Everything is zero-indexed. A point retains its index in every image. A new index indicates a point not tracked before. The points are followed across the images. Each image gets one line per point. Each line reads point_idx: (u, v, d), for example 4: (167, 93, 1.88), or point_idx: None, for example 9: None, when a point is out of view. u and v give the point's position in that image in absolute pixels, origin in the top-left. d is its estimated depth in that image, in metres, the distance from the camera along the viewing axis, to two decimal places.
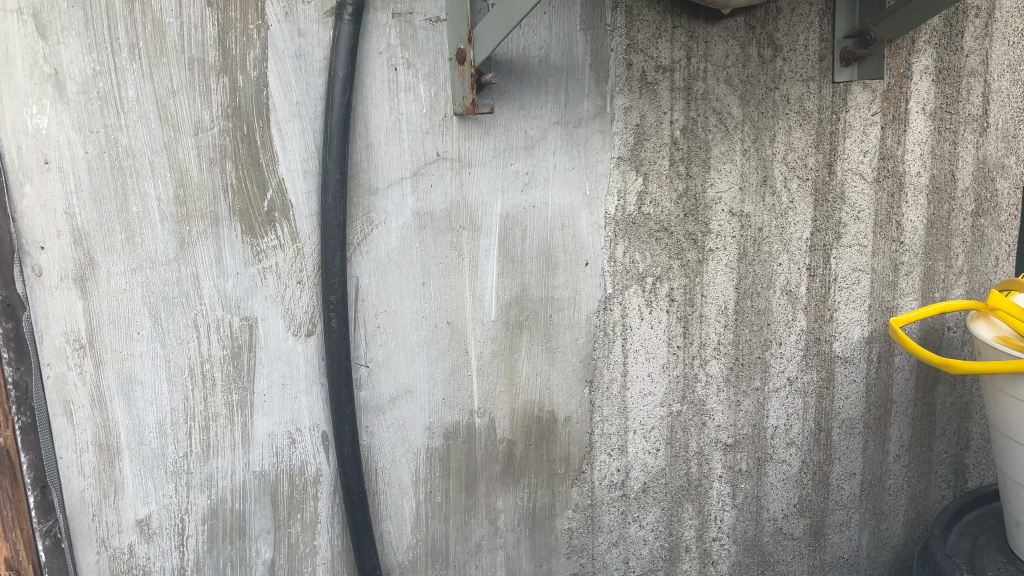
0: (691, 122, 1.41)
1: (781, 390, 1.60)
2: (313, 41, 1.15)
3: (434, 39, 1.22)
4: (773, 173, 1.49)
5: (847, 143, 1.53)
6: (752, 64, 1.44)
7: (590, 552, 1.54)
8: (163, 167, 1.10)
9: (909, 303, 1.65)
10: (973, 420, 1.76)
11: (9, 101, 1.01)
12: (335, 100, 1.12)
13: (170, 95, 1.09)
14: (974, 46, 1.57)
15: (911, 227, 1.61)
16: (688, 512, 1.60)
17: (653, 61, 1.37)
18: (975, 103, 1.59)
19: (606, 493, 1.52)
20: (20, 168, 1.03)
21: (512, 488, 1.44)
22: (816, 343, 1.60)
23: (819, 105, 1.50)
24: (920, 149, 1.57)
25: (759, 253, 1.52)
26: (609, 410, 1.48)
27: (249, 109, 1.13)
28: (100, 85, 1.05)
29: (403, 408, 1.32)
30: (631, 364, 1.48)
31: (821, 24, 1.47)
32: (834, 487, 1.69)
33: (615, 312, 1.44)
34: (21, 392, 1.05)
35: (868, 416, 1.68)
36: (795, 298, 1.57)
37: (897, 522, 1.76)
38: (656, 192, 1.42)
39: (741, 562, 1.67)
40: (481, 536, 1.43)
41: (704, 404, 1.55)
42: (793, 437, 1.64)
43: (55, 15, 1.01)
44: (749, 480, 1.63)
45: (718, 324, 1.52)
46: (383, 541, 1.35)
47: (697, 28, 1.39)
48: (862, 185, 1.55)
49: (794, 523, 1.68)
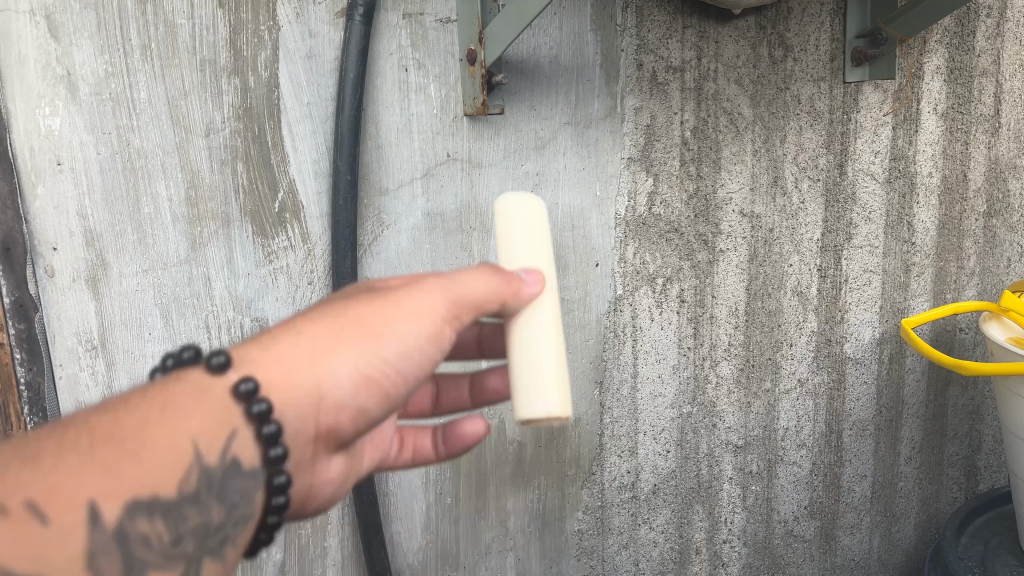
0: (702, 122, 1.41)
1: (792, 392, 1.59)
2: (324, 42, 1.15)
3: (445, 39, 1.22)
4: (783, 173, 1.48)
5: (858, 143, 1.52)
6: (763, 64, 1.43)
7: (600, 554, 1.53)
8: (175, 169, 1.10)
9: (921, 305, 1.64)
10: (985, 422, 1.74)
11: (22, 102, 1.02)
12: (347, 100, 1.11)
13: (182, 96, 1.09)
14: (985, 46, 1.56)
15: (923, 228, 1.59)
16: (698, 514, 1.59)
17: (664, 61, 1.36)
18: (986, 103, 1.58)
19: (616, 494, 1.51)
20: (33, 169, 1.04)
21: (522, 490, 1.43)
22: (827, 344, 1.59)
23: (830, 105, 1.49)
24: (932, 149, 1.56)
25: (770, 254, 1.51)
26: (618, 412, 1.48)
27: (260, 109, 1.13)
28: (113, 86, 1.05)
29: None
30: (641, 366, 1.47)
31: (832, 24, 1.46)
32: (845, 489, 1.68)
33: (625, 313, 1.43)
34: (32, 393, 1.08)
35: (879, 418, 1.66)
36: (806, 299, 1.56)
37: (908, 524, 1.75)
38: (666, 192, 1.41)
39: (751, 564, 1.66)
40: (491, 537, 1.43)
41: (714, 406, 1.55)
42: (805, 438, 1.63)
43: (68, 16, 1.02)
44: (760, 482, 1.62)
45: (728, 325, 1.52)
46: (393, 542, 1.35)
47: (708, 29, 1.38)
48: (873, 186, 1.54)
49: (804, 525, 1.67)
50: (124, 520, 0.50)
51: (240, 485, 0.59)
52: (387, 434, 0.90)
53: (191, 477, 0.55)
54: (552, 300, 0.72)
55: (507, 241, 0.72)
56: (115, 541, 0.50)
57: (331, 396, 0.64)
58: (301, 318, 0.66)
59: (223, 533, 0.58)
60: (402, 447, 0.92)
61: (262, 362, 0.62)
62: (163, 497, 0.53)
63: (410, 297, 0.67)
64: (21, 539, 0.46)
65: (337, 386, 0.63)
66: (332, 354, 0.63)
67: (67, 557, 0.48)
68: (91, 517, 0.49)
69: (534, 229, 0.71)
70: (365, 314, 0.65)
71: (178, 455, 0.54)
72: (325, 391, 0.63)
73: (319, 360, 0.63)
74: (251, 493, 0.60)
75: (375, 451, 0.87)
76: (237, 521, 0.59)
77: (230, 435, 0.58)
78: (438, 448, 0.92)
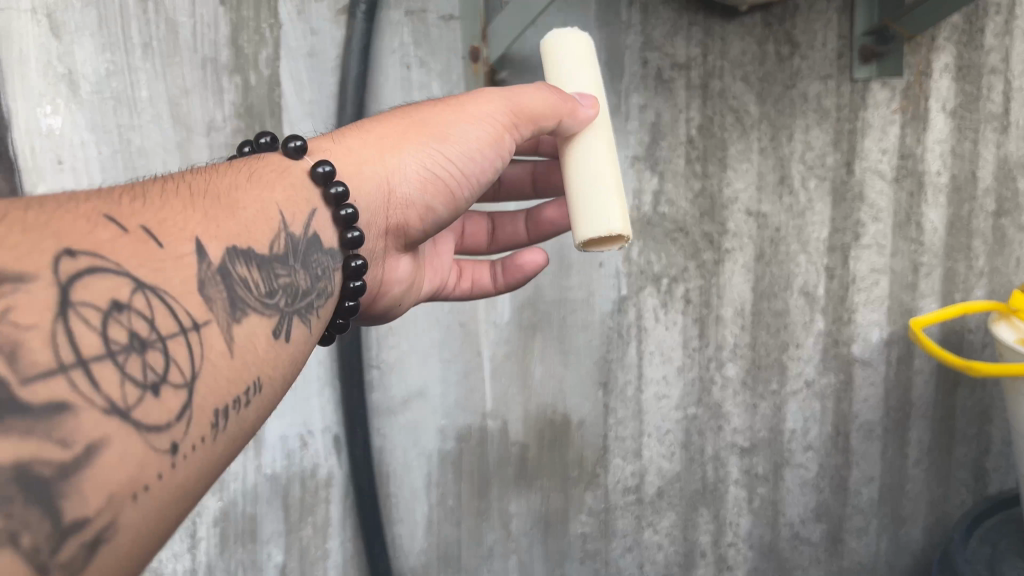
0: (707, 121, 1.39)
1: (799, 394, 1.58)
2: (326, 39, 1.14)
3: (447, 36, 1.20)
4: (790, 173, 1.46)
5: (866, 142, 1.49)
6: (769, 62, 1.41)
7: (604, 557, 1.52)
8: (176, 168, 1.09)
9: (929, 305, 1.61)
10: (996, 424, 1.70)
11: (23, 101, 1.01)
12: (349, 98, 1.12)
13: (183, 95, 1.08)
14: (995, 43, 1.53)
15: (931, 228, 1.57)
16: (703, 517, 1.57)
17: (670, 59, 1.35)
18: (995, 101, 1.55)
19: (620, 497, 1.50)
20: (33, 168, 1.03)
21: (525, 492, 1.42)
22: (834, 345, 1.58)
23: (838, 103, 1.47)
24: (941, 148, 1.54)
25: (776, 254, 1.49)
26: (623, 413, 1.46)
27: (261, 108, 1.12)
28: (114, 85, 1.04)
29: (415, 409, 1.30)
30: (646, 367, 1.46)
31: (839, 21, 1.43)
32: (852, 492, 1.66)
33: (629, 314, 1.42)
34: None
35: (887, 420, 1.64)
36: (813, 300, 1.54)
37: (917, 528, 1.72)
38: (671, 191, 1.40)
39: (757, 567, 1.64)
40: (493, 540, 1.42)
41: (719, 408, 1.53)
42: (812, 440, 1.61)
43: (69, 15, 1.01)
44: (766, 485, 1.60)
45: (734, 326, 1.50)
46: (395, 544, 1.34)
47: (714, 26, 1.37)
48: (881, 185, 1.52)
49: (811, 528, 1.65)
50: (227, 259, 0.52)
51: (320, 259, 0.65)
52: (446, 262, 1.06)
53: (280, 237, 0.60)
54: (601, 125, 0.87)
55: (557, 66, 0.90)
56: (217, 276, 0.51)
57: (399, 182, 0.78)
58: (373, 124, 0.81)
59: (307, 298, 0.61)
60: (461, 277, 1.08)
61: (343, 148, 0.76)
62: (258, 249, 0.56)
63: (466, 106, 0.82)
64: (142, 252, 0.46)
65: (405, 177, 0.78)
66: (401, 148, 0.78)
67: (180, 283, 0.48)
68: (198, 249, 0.51)
69: (579, 68, 0.89)
70: (429, 121, 0.80)
71: (263, 216, 0.60)
72: (394, 182, 0.78)
73: (387, 153, 0.78)
74: (332, 265, 0.67)
75: (435, 276, 1.04)
76: (318, 292, 0.64)
77: (311, 212, 0.66)
78: (496, 280, 1.09)
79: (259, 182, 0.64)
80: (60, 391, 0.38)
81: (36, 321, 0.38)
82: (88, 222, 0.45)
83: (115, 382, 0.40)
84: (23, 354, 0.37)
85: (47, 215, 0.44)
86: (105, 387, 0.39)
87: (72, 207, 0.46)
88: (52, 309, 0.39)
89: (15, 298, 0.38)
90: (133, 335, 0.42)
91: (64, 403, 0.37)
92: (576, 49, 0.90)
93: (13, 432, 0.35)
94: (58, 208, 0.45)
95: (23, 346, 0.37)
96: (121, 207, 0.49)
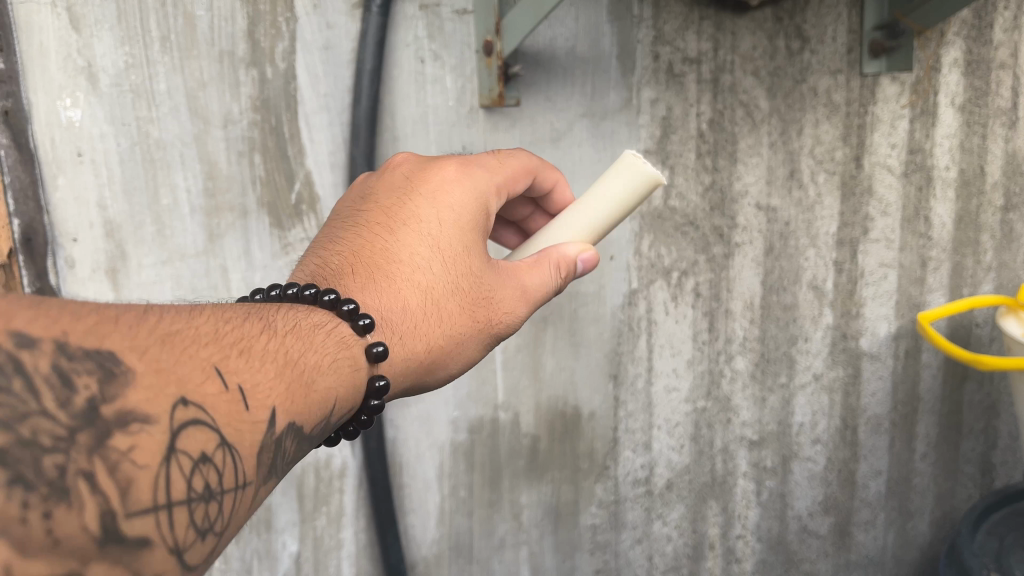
0: (718, 114, 1.40)
1: (807, 387, 1.59)
2: (341, 33, 1.15)
3: (461, 31, 1.21)
4: (799, 166, 1.47)
5: (875, 136, 1.49)
6: (779, 57, 1.42)
7: (613, 549, 1.53)
8: (193, 160, 1.11)
9: (937, 299, 1.62)
10: (1003, 419, 1.71)
11: (43, 94, 1.02)
12: (364, 92, 1.13)
13: (200, 88, 1.09)
14: (1004, 38, 1.53)
15: (940, 222, 1.58)
16: (712, 509, 1.60)
17: (680, 53, 1.36)
18: (1004, 96, 1.55)
19: (630, 489, 1.52)
20: (54, 160, 1.04)
21: (536, 483, 1.43)
22: (842, 339, 1.58)
23: (847, 97, 1.47)
24: (949, 142, 1.54)
25: (785, 248, 1.50)
26: (632, 406, 1.47)
27: (277, 101, 1.13)
28: (132, 78, 1.05)
29: (428, 402, 1.31)
30: (656, 360, 1.47)
31: (848, 16, 1.44)
32: (859, 486, 1.67)
33: (640, 306, 1.43)
34: None
35: (895, 414, 1.65)
36: (822, 293, 1.54)
37: (923, 521, 1.73)
38: (682, 184, 1.41)
39: (764, 560, 1.66)
40: (505, 531, 1.43)
41: (728, 401, 1.55)
42: (820, 433, 1.62)
43: (88, 8, 1.01)
44: (774, 478, 1.62)
45: (743, 319, 1.51)
46: (407, 535, 1.35)
47: (724, 20, 1.37)
48: (890, 179, 1.52)
49: (819, 521, 1.67)
50: (291, 433, 0.49)
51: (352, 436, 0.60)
52: None
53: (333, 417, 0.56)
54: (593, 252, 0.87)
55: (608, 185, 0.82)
56: (280, 444, 0.48)
57: (434, 386, 0.74)
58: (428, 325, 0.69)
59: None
60: None
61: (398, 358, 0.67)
62: (314, 427, 0.53)
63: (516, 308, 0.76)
64: (233, 413, 0.44)
65: (442, 379, 0.73)
66: (450, 354, 0.71)
67: (255, 447, 0.46)
68: (276, 418, 0.48)
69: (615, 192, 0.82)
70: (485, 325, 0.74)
71: (326, 396, 0.55)
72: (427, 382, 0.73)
73: (438, 364, 0.70)
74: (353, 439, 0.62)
75: None
76: None
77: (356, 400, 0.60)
78: None
79: (338, 361, 0.58)
80: (144, 527, 0.38)
81: (148, 461, 0.38)
82: (203, 368, 0.44)
83: (185, 526, 0.40)
84: (134, 490, 0.37)
85: (175, 354, 0.43)
86: (179, 531, 0.40)
87: (192, 346, 0.44)
88: (161, 453, 0.39)
89: (138, 436, 0.38)
90: (209, 487, 0.42)
91: (147, 542, 0.38)
92: (628, 199, 0.82)
93: (105, 560, 0.36)
94: (187, 343, 0.44)
95: (133, 485, 0.37)
96: (231, 354, 0.47)
